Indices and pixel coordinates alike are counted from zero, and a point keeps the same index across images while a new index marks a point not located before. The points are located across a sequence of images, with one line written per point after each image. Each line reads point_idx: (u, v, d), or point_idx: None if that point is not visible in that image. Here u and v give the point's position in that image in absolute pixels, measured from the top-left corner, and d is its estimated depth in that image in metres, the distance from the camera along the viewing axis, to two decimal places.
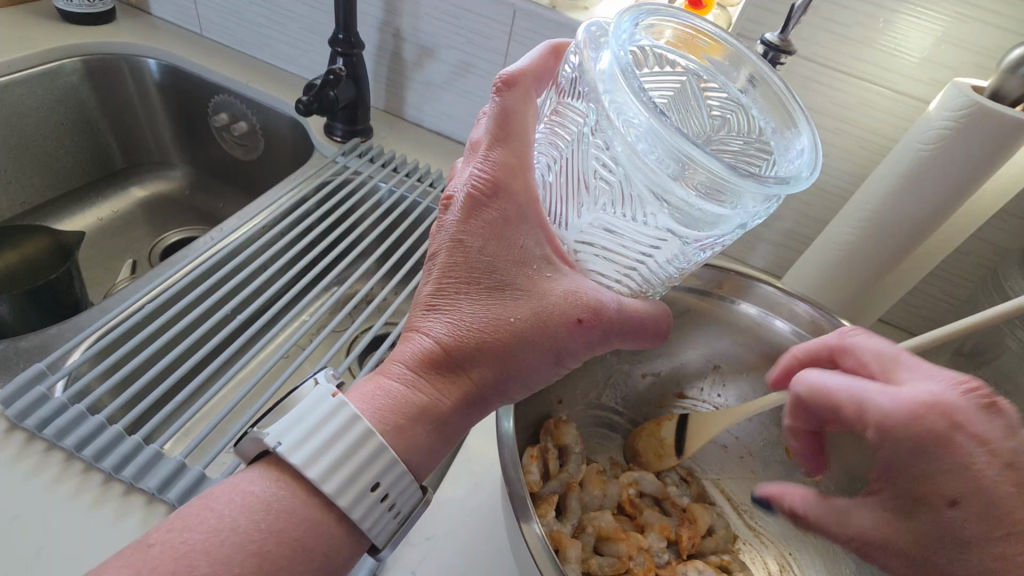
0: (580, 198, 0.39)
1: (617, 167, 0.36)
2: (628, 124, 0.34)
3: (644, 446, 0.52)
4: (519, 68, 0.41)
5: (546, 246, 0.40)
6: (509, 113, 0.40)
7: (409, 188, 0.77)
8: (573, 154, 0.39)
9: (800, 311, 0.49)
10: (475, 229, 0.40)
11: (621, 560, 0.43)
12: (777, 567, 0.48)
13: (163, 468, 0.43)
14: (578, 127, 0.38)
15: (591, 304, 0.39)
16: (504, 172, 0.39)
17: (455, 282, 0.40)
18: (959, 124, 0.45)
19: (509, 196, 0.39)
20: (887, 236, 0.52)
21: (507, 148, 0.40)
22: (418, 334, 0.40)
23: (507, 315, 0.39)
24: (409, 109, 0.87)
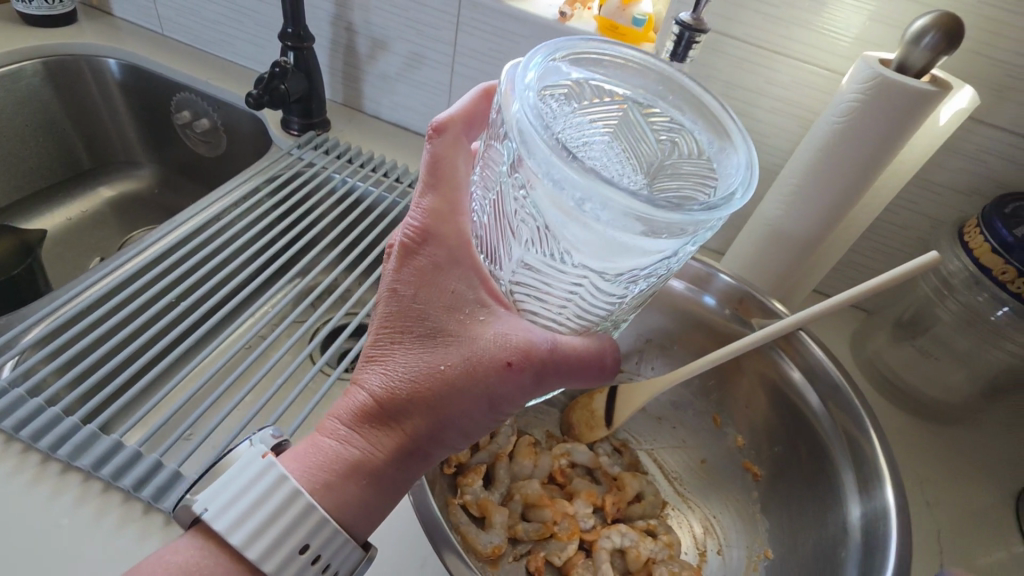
0: (508, 240, 0.38)
1: (538, 211, 0.35)
2: (537, 166, 0.33)
3: (577, 419, 0.54)
4: (450, 113, 0.40)
5: (479, 288, 0.38)
6: (440, 160, 0.39)
7: (363, 177, 0.77)
8: (495, 198, 0.38)
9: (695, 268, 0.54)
10: (409, 277, 0.38)
11: (546, 525, 0.45)
12: (702, 529, 0.49)
13: (99, 446, 0.45)
14: (499, 168, 0.37)
15: (521, 346, 0.37)
16: (435, 220, 0.38)
17: (390, 332, 0.38)
18: (867, 96, 0.46)
19: (441, 240, 0.38)
20: (813, 211, 0.54)
21: (438, 195, 0.38)
22: (354, 387, 0.39)
23: (437, 363, 0.37)
24: (366, 102, 0.88)
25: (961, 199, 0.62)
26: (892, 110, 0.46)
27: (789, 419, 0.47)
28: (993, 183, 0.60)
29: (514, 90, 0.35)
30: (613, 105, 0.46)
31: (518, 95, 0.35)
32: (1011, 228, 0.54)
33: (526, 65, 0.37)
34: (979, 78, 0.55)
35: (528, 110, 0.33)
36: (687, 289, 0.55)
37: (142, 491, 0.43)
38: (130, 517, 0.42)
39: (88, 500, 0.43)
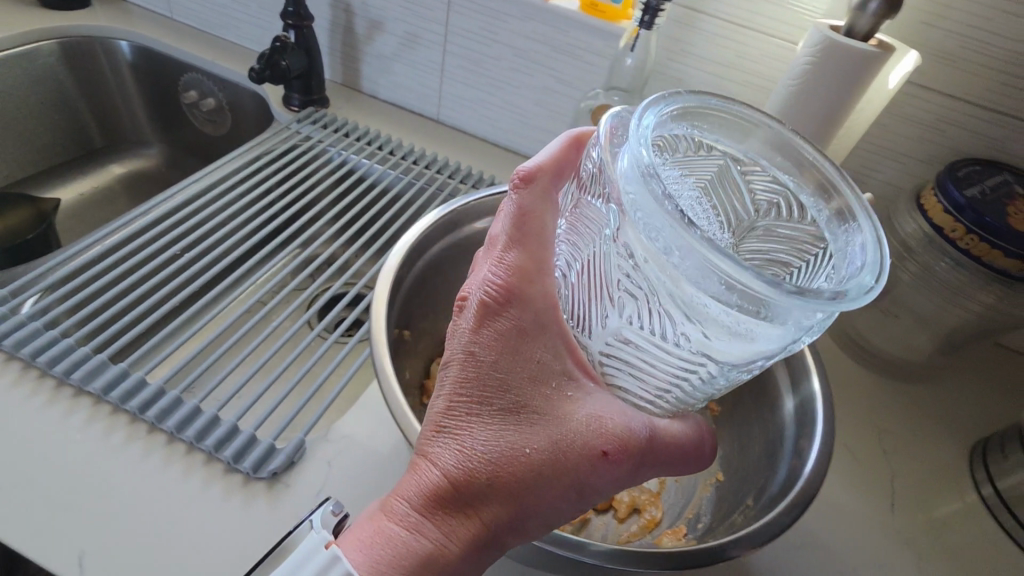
0: (601, 310, 0.34)
1: (644, 282, 0.31)
2: (651, 237, 0.29)
3: None
4: (538, 162, 0.37)
5: (566, 360, 0.35)
6: (528, 214, 0.36)
7: (358, 151, 0.81)
8: (590, 262, 0.34)
9: None
10: (490, 340, 0.34)
11: None
12: None
13: (108, 373, 0.49)
14: (600, 227, 0.33)
15: (614, 432, 0.34)
16: (519, 279, 0.34)
17: (468, 401, 0.34)
18: (817, 59, 0.50)
19: (528, 303, 0.34)
20: None
21: (525, 251, 0.35)
22: (424, 464, 0.34)
23: (523, 445, 0.33)
24: (364, 82, 0.92)
25: (922, 167, 0.66)
26: (839, 72, 0.50)
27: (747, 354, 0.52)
28: (950, 151, 0.63)
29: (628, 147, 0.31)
30: (711, 157, 0.42)
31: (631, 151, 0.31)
32: (961, 189, 0.57)
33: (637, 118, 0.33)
34: (932, 49, 0.59)
35: (642, 168, 0.29)
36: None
37: (147, 412, 0.47)
38: (136, 436, 0.47)
39: (98, 419, 0.47)
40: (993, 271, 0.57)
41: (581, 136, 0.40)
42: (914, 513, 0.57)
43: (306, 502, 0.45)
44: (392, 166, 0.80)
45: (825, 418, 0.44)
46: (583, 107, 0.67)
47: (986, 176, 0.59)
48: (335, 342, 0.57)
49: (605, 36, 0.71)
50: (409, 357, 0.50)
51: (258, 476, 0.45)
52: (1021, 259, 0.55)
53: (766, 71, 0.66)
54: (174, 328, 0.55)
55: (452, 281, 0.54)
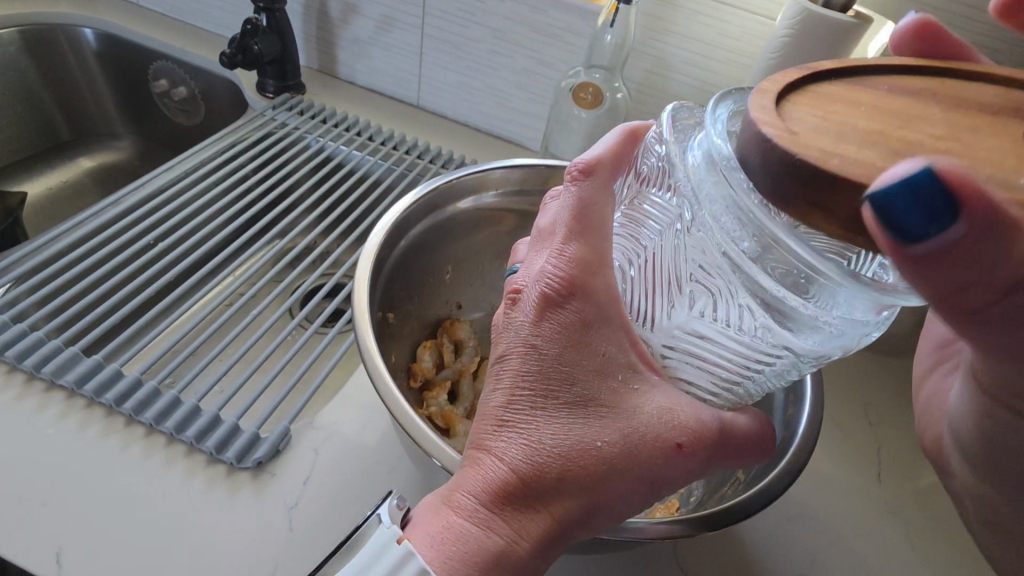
0: (665, 307, 0.32)
1: (717, 274, 0.29)
2: (728, 227, 0.27)
3: None
4: (596, 155, 0.34)
5: (630, 351, 0.32)
6: (587, 206, 0.33)
7: (336, 137, 0.79)
8: (656, 256, 0.33)
9: None
10: (553, 330, 0.32)
11: None
12: None
13: (82, 366, 0.47)
14: (668, 223, 0.33)
15: (689, 425, 0.31)
16: (581, 270, 0.32)
17: (531, 395, 0.32)
18: (795, 32, 0.50)
19: (592, 292, 0.32)
20: None
21: (585, 243, 0.33)
22: (487, 458, 0.32)
23: (594, 438, 0.31)
24: (341, 67, 0.90)
25: None
26: (820, 43, 0.50)
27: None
28: None
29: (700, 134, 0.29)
30: None
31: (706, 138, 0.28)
32: None
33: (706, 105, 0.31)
34: None
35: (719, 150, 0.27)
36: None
37: (123, 404, 0.46)
38: (112, 429, 0.45)
39: (72, 414, 0.46)
40: None
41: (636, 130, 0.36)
42: (900, 482, 0.58)
43: (293, 490, 0.44)
44: (372, 153, 0.78)
45: (812, 385, 0.44)
46: (565, 86, 0.66)
47: None
48: (318, 329, 0.55)
49: (585, 15, 0.70)
50: (395, 342, 0.50)
51: (241, 466, 0.44)
52: None
53: (747, 47, 0.66)
54: (150, 319, 0.54)
55: (436, 264, 0.53)
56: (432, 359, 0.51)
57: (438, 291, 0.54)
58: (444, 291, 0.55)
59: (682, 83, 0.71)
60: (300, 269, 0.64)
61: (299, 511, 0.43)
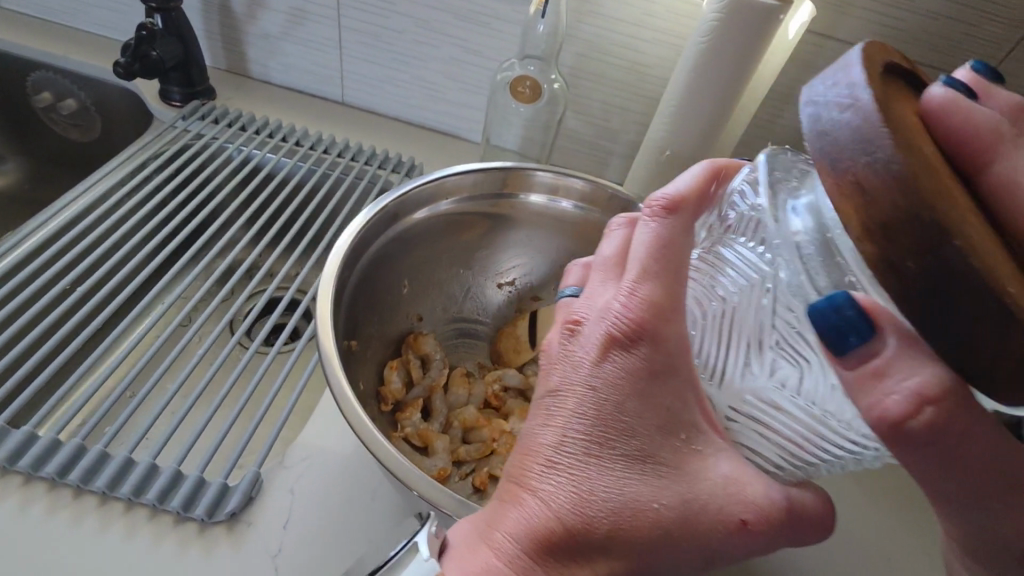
0: (739, 364, 0.29)
1: (808, 345, 0.26)
2: (827, 286, 0.25)
3: (504, 346, 0.57)
4: (681, 191, 0.30)
5: (698, 407, 0.29)
6: (670, 241, 0.29)
7: (259, 145, 0.74)
8: (730, 309, 0.30)
9: (576, 187, 0.52)
10: (615, 373, 0.29)
11: (486, 443, 0.49)
12: None
13: (10, 441, 0.42)
14: (752, 275, 0.29)
15: (758, 501, 0.28)
16: (653, 313, 0.28)
17: (587, 442, 0.29)
18: (723, 16, 0.51)
19: (661, 340, 0.28)
20: (692, 128, 0.59)
21: (660, 282, 0.29)
22: (530, 498, 0.29)
23: (651, 500, 0.28)
24: (253, 66, 0.83)
25: None
26: (747, 26, 0.51)
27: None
28: None
29: (817, 105, 0.22)
30: None
31: (825, 106, 0.22)
32: None
33: (851, 69, 0.23)
34: None
35: (831, 124, 0.21)
36: (578, 209, 0.53)
37: (68, 476, 0.42)
38: (58, 504, 0.41)
39: (8, 495, 0.41)
40: None
41: (724, 167, 0.32)
42: None
43: (274, 536, 0.42)
44: (303, 160, 0.73)
45: None
46: (500, 79, 0.64)
47: None
48: (274, 359, 0.52)
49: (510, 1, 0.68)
50: (361, 367, 0.48)
51: (214, 520, 0.42)
52: None
53: (675, 26, 0.66)
54: (80, 375, 0.49)
55: (395, 278, 0.51)
56: (401, 379, 0.50)
57: (398, 305, 0.53)
58: (404, 304, 0.54)
59: (614, 65, 0.71)
60: (243, 295, 0.60)
61: (283, 558, 0.41)
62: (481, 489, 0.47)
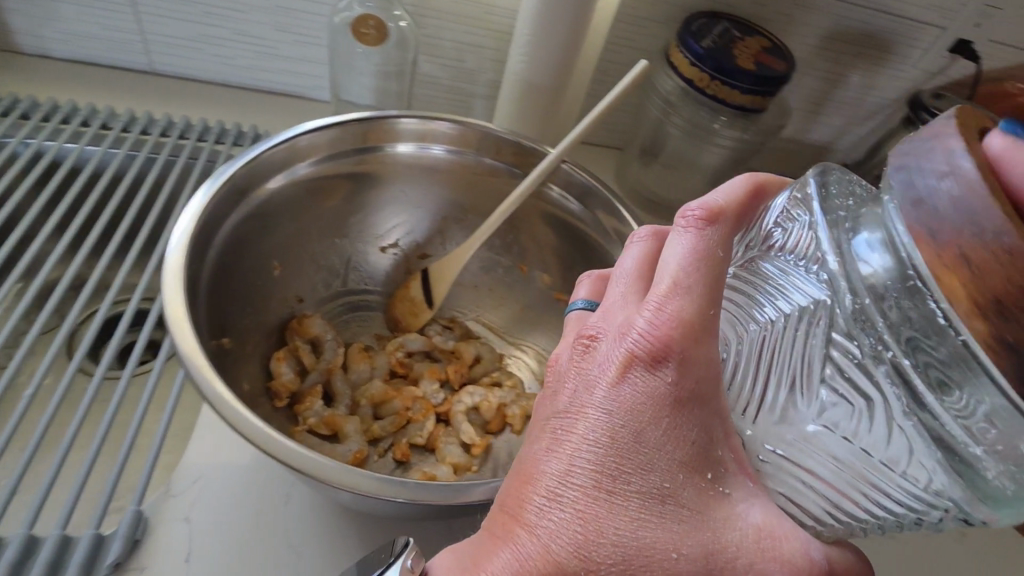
0: (778, 399, 0.27)
1: (870, 383, 0.25)
2: (894, 315, 0.23)
3: (399, 310, 0.54)
4: (720, 201, 0.28)
5: (728, 443, 0.26)
6: (704, 258, 0.26)
7: (52, 134, 0.60)
8: (770, 339, 0.28)
9: (445, 131, 0.48)
10: (636, 398, 0.25)
11: (400, 414, 0.46)
12: (536, 363, 0.54)
13: None
14: (800, 306, 0.27)
15: (786, 558, 0.25)
16: (681, 338, 0.25)
17: (597, 476, 0.25)
18: None
19: (690, 368, 0.25)
20: (549, 56, 0.58)
21: (690, 306, 0.25)
22: (527, 536, 0.26)
23: (665, 546, 0.25)
24: (19, 38, 0.67)
25: (665, 29, 0.72)
26: None
27: (560, 228, 0.52)
28: (681, 10, 0.71)
29: (909, 168, 0.22)
30: None
31: (921, 170, 0.21)
32: (698, 42, 0.65)
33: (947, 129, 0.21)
34: None
35: (927, 192, 0.21)
36: (449, 154, 0.50)
37: None
38: None
39: None
40: (735, 109, 0.66)
41: (768, 184, 0.30)
42: None
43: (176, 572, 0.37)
44: (115, 145, 0.61)
45: None
46: (339, 22, 0.58)
47: (711, 27, 0.67)
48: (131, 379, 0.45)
49: None
50: (241, 366, 0.43)
51: None
52: (751, 94, 0.65)
53: None
54: None
55: (259, 260, 0.45)
56: (292, 369, 0.45)
57: (272, 290, 0.47)
58: (279, 287, 0.48)
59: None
60: (72, 314, 0.50)
61: None
62: (404, 461, 0.45)
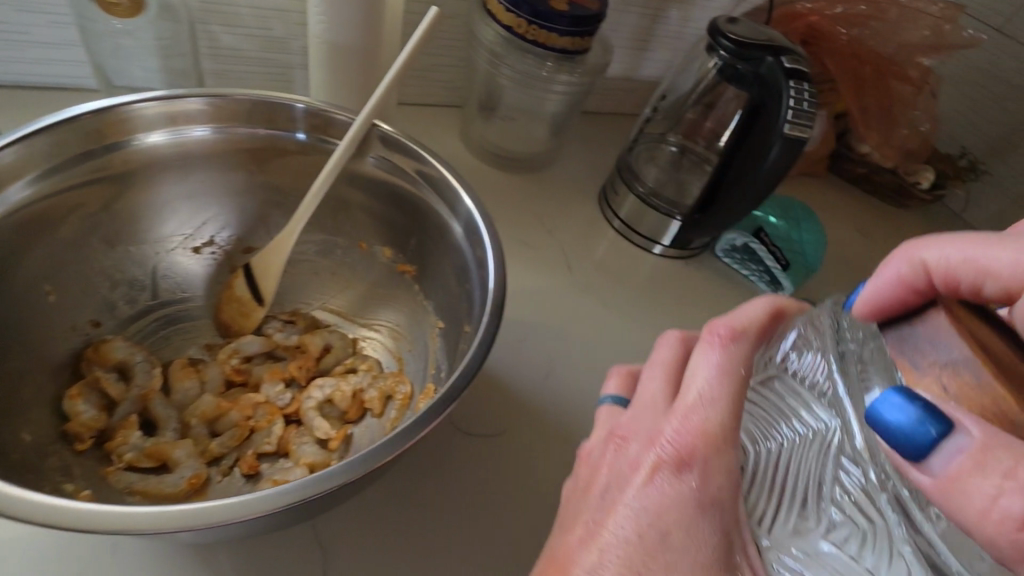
0: (790, 513, 0.26)
1: (877, 507, 0.25)
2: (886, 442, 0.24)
3: (228, 314, 0.50)
4: (742, 320, 0.31)
5: (746, 546, 0.26)
6: (721, 373, 0.29)
7: None
8: (793, 448, 0.27)
9: (201, 107, 0.44)
10: (664, 496, 0.29)
11: (241, 425, 0.43)
12: (392, 339, 0.52)
13: None
14: (815, 432, 0.27)
15: None
16: (702, 442, 0.28)
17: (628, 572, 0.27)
18: None
19: (710, 470, 0.28)
20: (348, 13, 0.54)
21: (709, 416, 0.29)
22: None
23: None
24: None
25: None
26: None
27: (389, 198, 0.51)
28: None
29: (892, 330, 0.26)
30: None
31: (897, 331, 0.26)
32: None
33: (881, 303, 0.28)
34: None
35: (908, 341, 0.25)
36: (214, 133, 0.45)
37: None
38: None
39: None
40: (558, 53, 0.66)
41: (788, 311, 0.32)
42: (584, 264, 0.73)
43: None
44: None
45: (483, 220, 0.44)
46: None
47: None
48: None
49: None
50: (17, 416, 0.37)
51: None
52: (569, 36, 0.65)
53: None
54: None
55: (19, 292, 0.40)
56: (93, 405, 0.40)
57: (51, 320, 0.42)
58: (59, 317, 0.42)
59: None
60: None
61: None
62: (254, 473, 0.41)
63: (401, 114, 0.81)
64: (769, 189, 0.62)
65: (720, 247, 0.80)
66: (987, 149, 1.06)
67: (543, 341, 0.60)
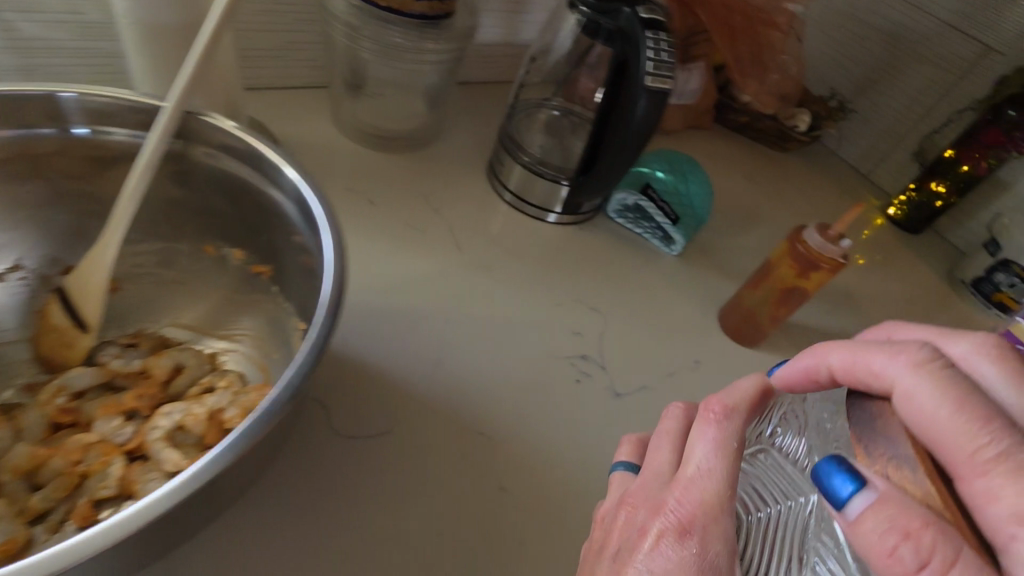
0: None
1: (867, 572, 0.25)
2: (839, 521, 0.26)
3: (51, 347, 0.44)
4: (736, 396, 0.33)
5: None
6: (714, 448, 0.31)
7: None
8: (780, 521, 0.28)
9: None
10: (667, 565, 0.29)
11: (67, 472, 0.37)
12: (252, 347, 0.47)
13: None
14: (801, 503, 0.28)
15: None
16: (699, 512, 0.29)
17: None
18: None
19: (706, 538, 0.29)
20: None
21: (703, 487, 0.30)
22: None
23: None
24: None
25: None
26: None
27: (228, 193, 0.45)
28: None
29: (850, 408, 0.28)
30: None
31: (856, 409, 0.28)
32: None
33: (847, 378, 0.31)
34: None
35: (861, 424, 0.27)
36: None
37: None
38: None
39: None
40: (417, 19, 0.63)
41: (781, 387, 0.34)
42: (471, 238, 0.70)
43: None
44: None
45: (315, 195, 0.40)
46: None
47: None
48: None
49: None
50: None
51: None
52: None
53: None
54: None
55: None
56: None
57: None
58: None
59: None
60: None
61: None
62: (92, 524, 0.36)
63: (249, 101, 0.74)
64: (642, 144, 0.60)
65: (612, 207, 0.79)
66: (855, 88, 1.12)
67: (438, 327, 0.58)
